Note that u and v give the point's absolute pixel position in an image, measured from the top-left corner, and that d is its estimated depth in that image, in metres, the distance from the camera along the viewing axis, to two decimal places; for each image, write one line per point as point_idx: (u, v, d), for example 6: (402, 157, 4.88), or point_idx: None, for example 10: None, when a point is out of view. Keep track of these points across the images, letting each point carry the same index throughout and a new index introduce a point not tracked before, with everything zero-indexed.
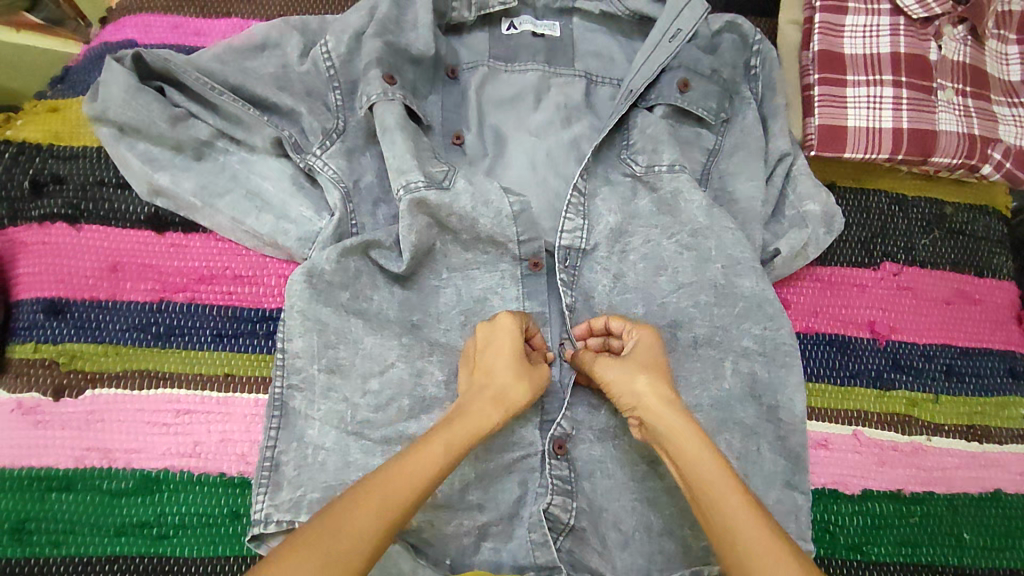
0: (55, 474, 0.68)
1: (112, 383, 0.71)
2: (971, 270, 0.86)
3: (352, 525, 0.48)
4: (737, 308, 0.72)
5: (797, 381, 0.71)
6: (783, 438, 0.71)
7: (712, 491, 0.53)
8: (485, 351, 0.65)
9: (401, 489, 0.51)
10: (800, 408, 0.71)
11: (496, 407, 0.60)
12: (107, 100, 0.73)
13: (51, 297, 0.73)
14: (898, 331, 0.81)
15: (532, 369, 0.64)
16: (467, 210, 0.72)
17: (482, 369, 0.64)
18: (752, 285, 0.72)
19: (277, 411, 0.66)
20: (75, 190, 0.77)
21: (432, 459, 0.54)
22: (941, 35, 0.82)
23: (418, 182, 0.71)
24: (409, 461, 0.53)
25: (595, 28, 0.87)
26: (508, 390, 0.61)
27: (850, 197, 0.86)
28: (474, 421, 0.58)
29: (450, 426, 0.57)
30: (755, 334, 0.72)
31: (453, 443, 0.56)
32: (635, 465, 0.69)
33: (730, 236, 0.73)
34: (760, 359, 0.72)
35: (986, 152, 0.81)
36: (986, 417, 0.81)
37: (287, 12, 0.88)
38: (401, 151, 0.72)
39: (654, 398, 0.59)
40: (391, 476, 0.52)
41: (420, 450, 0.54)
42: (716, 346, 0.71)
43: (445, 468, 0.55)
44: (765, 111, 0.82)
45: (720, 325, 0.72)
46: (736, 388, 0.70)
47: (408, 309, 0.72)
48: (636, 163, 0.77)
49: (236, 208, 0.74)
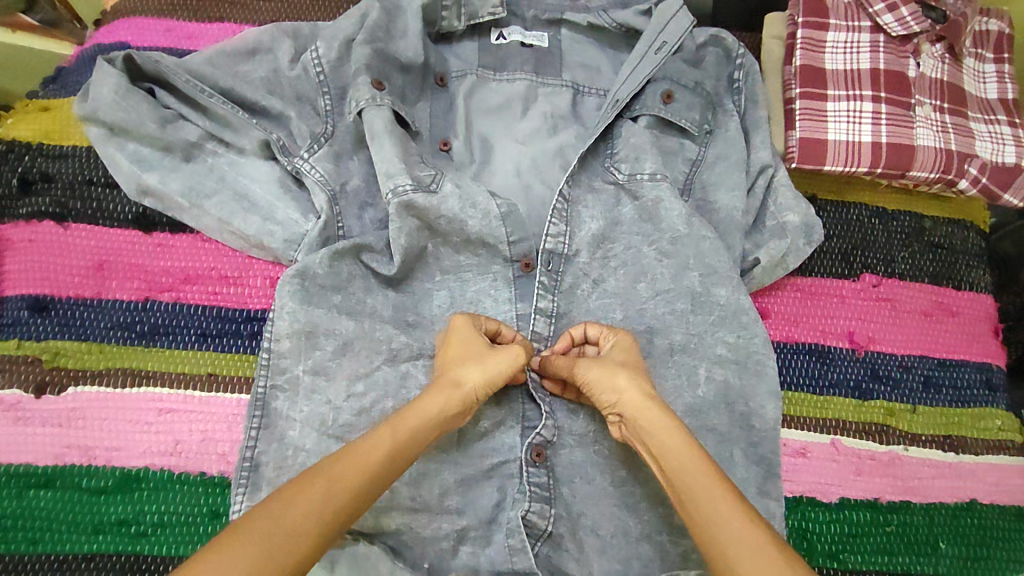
0: (35, 471, 0.68)
1: (95, 380, 0.71)
2: (949, 283, 0.87)
3: (294, 512, 0.47)
4: (712, 317, 0.73)
5: (767, 390, 0.73)
6: (755, 444, 0.72)
7: (694, 484, 0.53)
8: (450, 347, 0.65)
9: (349, 478, 0.50)
10: (772, 414, 0.72)
11: (447, 396, 0.59)
12: (97, 100, 0.74)
13: (37, 295, 0.73)
14: (876, 342, 0.82)
15: (491, 360, 0.63)
16: (456, 212, 0.73)
17: (446, 366, 0.63)
18: (729, 294, 0.73)
19: (259, 411, 0.67)
20: (64, 189, 0.78)
21: (379, 452, 0.53)
22: (920, 53, 0.85)
23: (406, 185, 0.71)
24: (356, 452, 0.52)
25: (583, 40, 0.89)
26: (461, 381, 0.61)
27: (831, 209, 0.87)
28: (423, 413, 0.58)
29: (399, 419, 0.56)
30: (730, 342, 0.73)
31: (402, 435, 0.55)
32: (614, 470, 0.70)
33: (709, 245, 0.74)
34: (733, 367, 0.73)
35: (963, 168, 0.82)
36: (963, 428, 0.82)
37: (279, 18, 0.89)
38: (388, 155, 0.72)
39: (637, 393, 0.60)
40: (339, 466, 0.51)
41: (369, 442, 0.53)
42: (691, 353, 0.73)
43: (393, 461, 0.54)
44: (748, 123, 0.83)
45: (696, 332, 0.73)
46: (709, 395, 0.72)
47: (401, 311, 0.73)
48: (619, 171, 0.78)
49: (223, 209, 0.74)
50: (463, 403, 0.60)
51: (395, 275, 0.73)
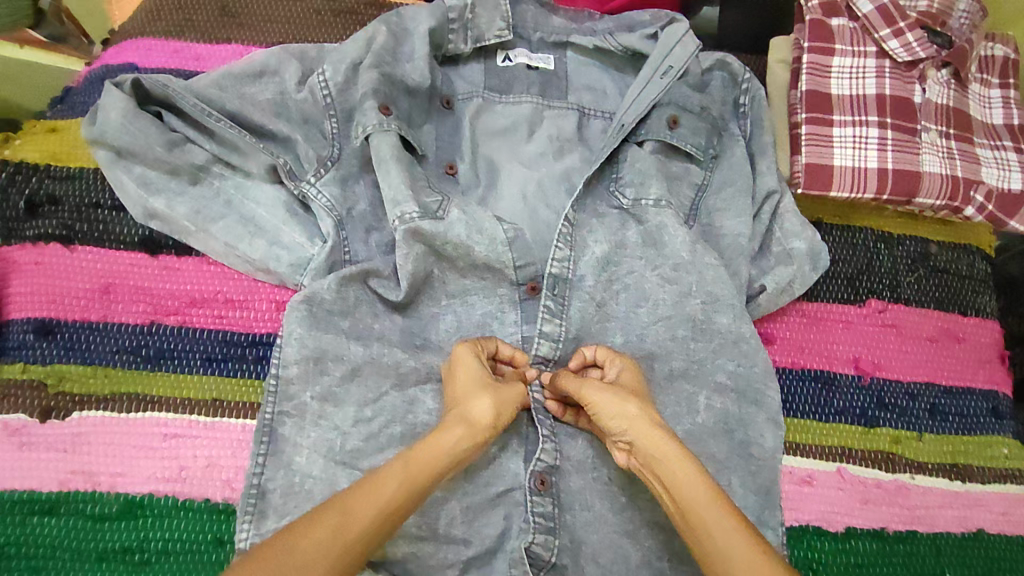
0: (39, 497, 0.68)
1: (99, 405, 0.71)
2: (956, 308, 0.87)
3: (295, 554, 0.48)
4: (713, 344, 0.74)
5: (765, 418, 0.73)
6: (754, 473, 0.71)
7: (704, 515, 0.54)
8: (457, 380, 0.65)
9: (354, 521, 0.51)
10: (770, 443, 0.73)
11: (460, 428, 0.60)
12: (105, 124, 0.74)
13: (43, 318, 0.74)
14: (882, 368, 0.82)
15: (500, 390, 0.64)
16: (462, 238, 0.73)
17: (456, 399, 0.64)
18: (729, 322, 0.74)
19: (266, 437, 0.66)
20: (71, 212, 0.78)
21: (389, 490, 0.53)
22: (926, 78, 0.85)
23: (413, 213, 0.71)
24: (366, 491, 0.53)
25: (589, 63, 0.89)
26: (473, 414, 0.62)
27: (837, 233, 0.87)
28: (438, 447, 0.58)
29: (412, 455, 0.57)
30: (730, 369, 0.73)
31: (414, 472, 0.55)
32: (615, 497, 0.70)
33: (712, 273, 0.74)
34: (732, 395, 0.73)
35: (969, 195, 0.82)
36: (969, 456, 0.82)
37: (284, 40, 0.90)
38: (394, 181, 0.72)
39: (645, 421, 0.61)
40: (345, 507, 0.51)
41: (379, 480, 0.54)
42: (690, 380, 0.73)
43: (404, 498, 0.54)
44: (754, 148, 0.83)
45: (698, 359, 0.73)
46: (708, 422, 0.72)
47: (407, 335, 0.74)
48: (624, 195, 0.78)
49: (230, 233, 0.74)
50: (478, 435, 0.61)
51: (401, 300, 0.73)
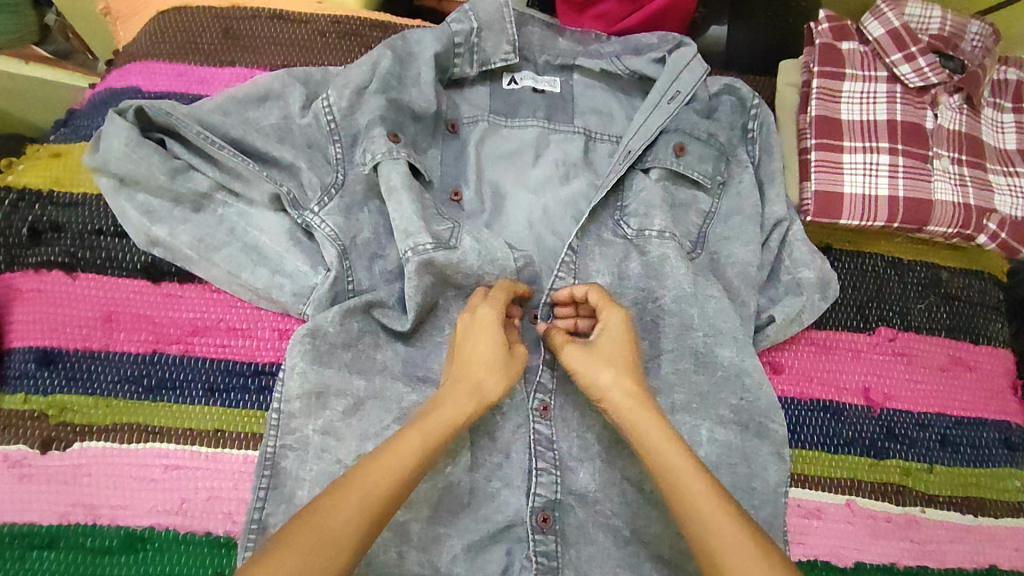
0: (38, 531, 0.67)
1: (100, 436, 0.70)
2: (967, 336, 0.86)
3: (334, 520, 0.51)
4: (715, 378, 0.73)
5: (770, 452, 0.72)
6: (756, 507, 0.70)
7: (670, 478, 0.57)
8: (475, 340, 0.66)
9: (381, 484, 0.54)
10: (774, 477, 0.71)
11: (471, 397, 0.63)
12: (108, 152, 0.73)
13: (44, 347, 0.73)
14: (892, 398, 0.81)
15: (509, 364, 0.66)
16: (474, 268, 0.73)
17: (465, 360, 0.65)
18: (731, 356, 0.73)
19: (268, 470, 0.66)
20: (73, 238, 0.77)
21: (409, 452, 0.56)
22: (938, 104, 0.83)
23: (427, 244, 0.71)
24: (386, 457, 0.55)
25: (594, 85, 0.88)
26: (483, 386, 0.64)
27: (846, 260, 0.86)
28: (453, 414, 0.61)
29: (423, 422, 0.59)
30: (732, 404, 0.72)
31: (427, 436, 0.58)
32: (618, 530, 0.70)
33: (713, 306, 0.73)
34: (736, 428, 0.72)
35: (982, 223, 0.81)
36: (981, 489, 0.80)
37: (289, 62, 0.89)
38: (406, 211, 0.72)
39: (618, 391, 0.63)
40: (369, 475, 0.54)
41: (398, 443, 0.57)
42: (692, 413, 0.72)
43: (425, 459, 0.57)
44: (762, 174, 0.82)
45: (698, 393, 0.73)
46: (710, 456, 0.71)
47: (410, 365, 0.73)
48: (628, 225, 0.78)
49: (232, 262, 0.74)
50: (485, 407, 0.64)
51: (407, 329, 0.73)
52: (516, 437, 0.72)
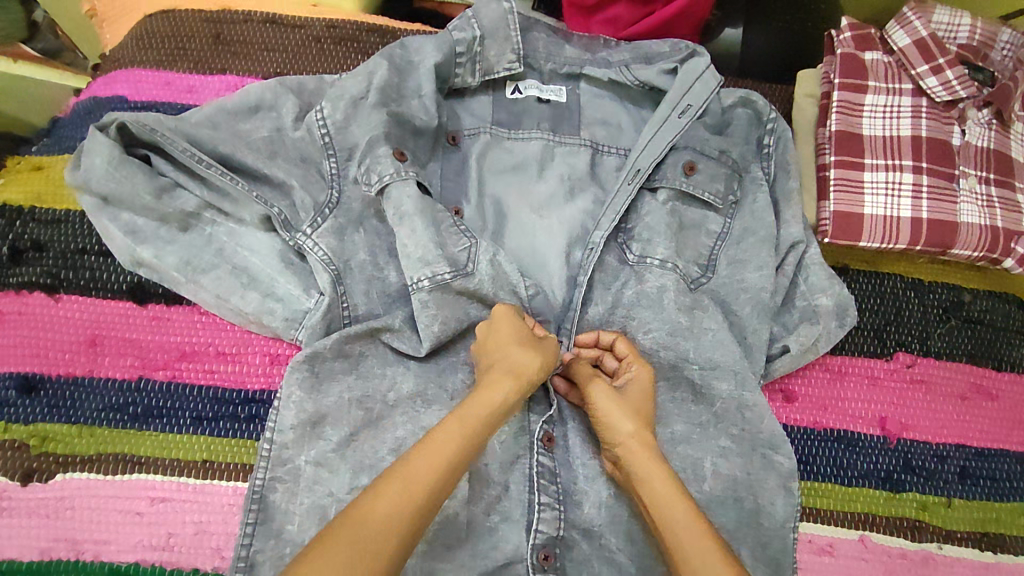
0: (18, 567, 0.64)
1: (84, 467, 0.68)
2: (989, 362, 0.82)
3: (376, 523, 0.48)
4: (714, 410, 0.70)
5: (777, 484, 0.68)
6: (763, 544, 0.67)
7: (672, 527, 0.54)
8: (498, 336, 0.66)
9: (419, 480, 0.52)
10: (782, 512, 0.68)
11: (510, 374, 0.62)
12: (90, 169, 0.70)
13: (25, 373, 0.70)
14: (909, 429, 0.78)
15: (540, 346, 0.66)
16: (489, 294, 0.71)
17: (500, 346, 0.65)
18: (735, 389, 0.70)
19: (256, 505, 0.62)
20: (56, 258, 0.74)
21: (451, 447, 0.54)
22: (965, 119, 0.79)
23: (444, 271, 0.68)
24: (422, 456, 0.53)
25: (602, 96, 0.84)
26: (522, 363, 0.63)
27: (864, 281, 0.82)
28: (489, 396, 0.60)
29: (465, 408, 0.58)
30: (734, 434, 0.69)
31: (467, 421, 0.57)
32: (622, 567, 0.66)
33: (709, 338, 0.70)
34: (740, 461, 0.69)
35: (1010, 246, 0.77)
36: (1001, 525, 0.77)
37: (283, 70, 0.85)
38: (420, 241, 0.68)
39: (635, 437, 0.61)
40: (407, 477, 0.51)
41: (436, 438, 0.55)
42: (693, 445, 0.69)
43: (462, 450, 0.55)
44: (777, 194, 0.78)
45: (698, 423, 0.70)
46: (716, 490, 0.67)
47: (423, 381, 0.70)
48: (630, 250, 0.75)
49: (221, 285, 0.70)
50: (526, 383, 0.62)
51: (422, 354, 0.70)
52: (513, 471, 0.68)
